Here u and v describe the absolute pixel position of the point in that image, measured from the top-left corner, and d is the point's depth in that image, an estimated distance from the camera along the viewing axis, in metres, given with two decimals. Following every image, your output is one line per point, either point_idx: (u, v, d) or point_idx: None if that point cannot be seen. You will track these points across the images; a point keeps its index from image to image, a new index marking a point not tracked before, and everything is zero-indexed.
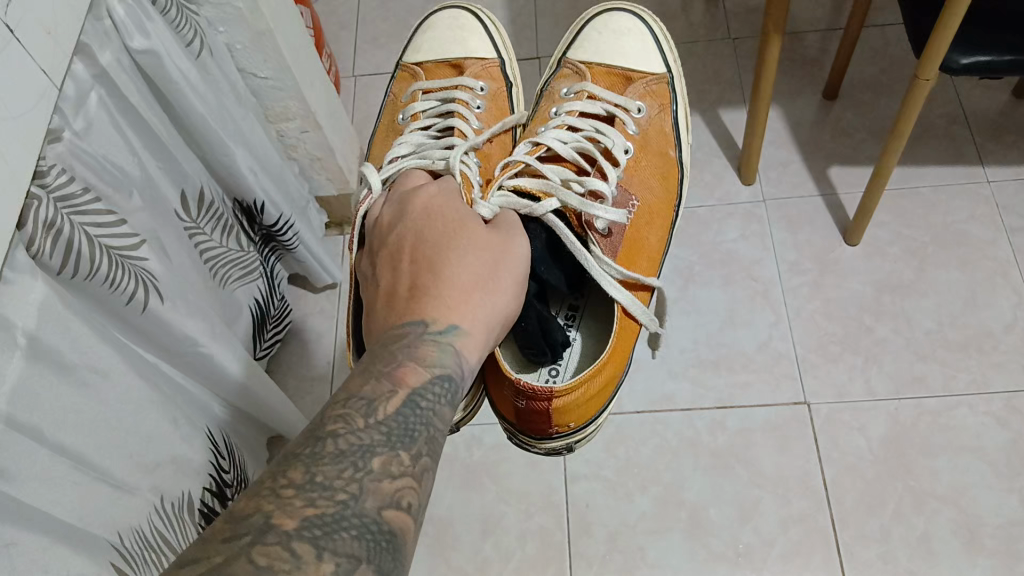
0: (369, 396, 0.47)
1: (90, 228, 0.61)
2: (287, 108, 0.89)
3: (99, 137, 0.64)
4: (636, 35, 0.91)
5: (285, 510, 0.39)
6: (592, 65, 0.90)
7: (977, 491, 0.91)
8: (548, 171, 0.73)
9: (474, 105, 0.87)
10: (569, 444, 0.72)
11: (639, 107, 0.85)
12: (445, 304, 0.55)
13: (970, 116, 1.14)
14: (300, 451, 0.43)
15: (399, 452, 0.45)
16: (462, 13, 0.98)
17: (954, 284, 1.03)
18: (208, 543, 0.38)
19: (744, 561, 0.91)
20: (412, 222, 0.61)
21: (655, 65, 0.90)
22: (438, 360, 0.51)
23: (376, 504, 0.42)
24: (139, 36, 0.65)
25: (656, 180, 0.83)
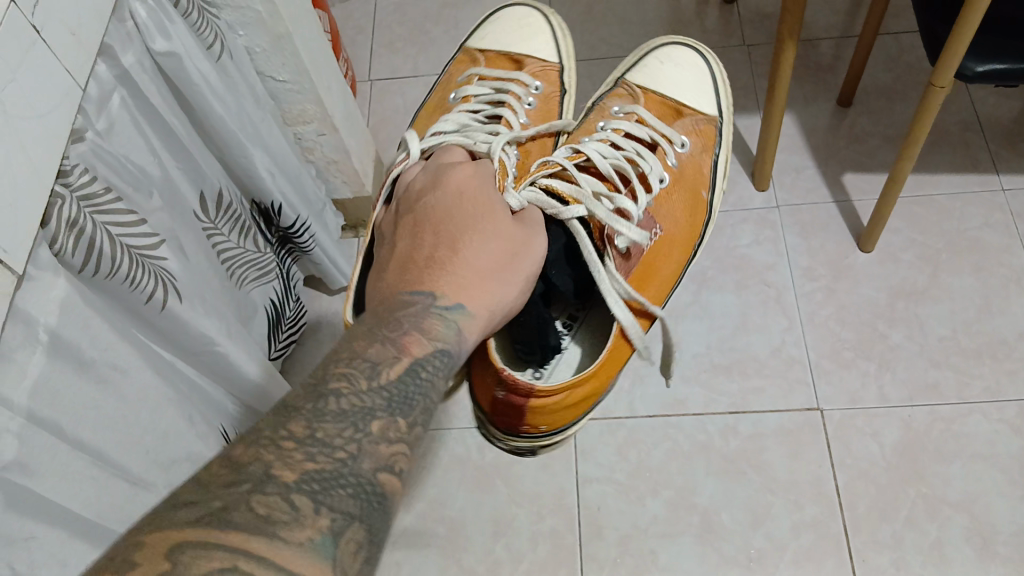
0: (373, 358, 0.46)
1: (112, 228, 0.62)
2: (305, 111, 0.90)
3: (121, 137, 0.65)
4: (694, 69, 0.95)
5: (285, 462, 0.38)
6: (648, 91, 0.92)
7: (991, 498, 0.91)
8: (582, 180, 0.74)
9: (525, 101, 0.89)
10: (534, 446, 0.73)
11: (682, 142, 0.87)
12: (458, 282, 0.54)
13: (985, 123, 1.14)
14: (302, 403, 0.41)
15: (398, 419, 0.43)
16: (537, 13, 1.00)
17: (968, 291, 1.03)
18: (206, 486, 0.36)
19: (756, 566, 0.91)
20: (444, 199, 0.61)
21: (705, 104, 0.93)
22: (442, 334, 0.50)
23: (372, 466, 0.40)
24: (160, 38, 0.67)
25: (682, 214, 0.84)
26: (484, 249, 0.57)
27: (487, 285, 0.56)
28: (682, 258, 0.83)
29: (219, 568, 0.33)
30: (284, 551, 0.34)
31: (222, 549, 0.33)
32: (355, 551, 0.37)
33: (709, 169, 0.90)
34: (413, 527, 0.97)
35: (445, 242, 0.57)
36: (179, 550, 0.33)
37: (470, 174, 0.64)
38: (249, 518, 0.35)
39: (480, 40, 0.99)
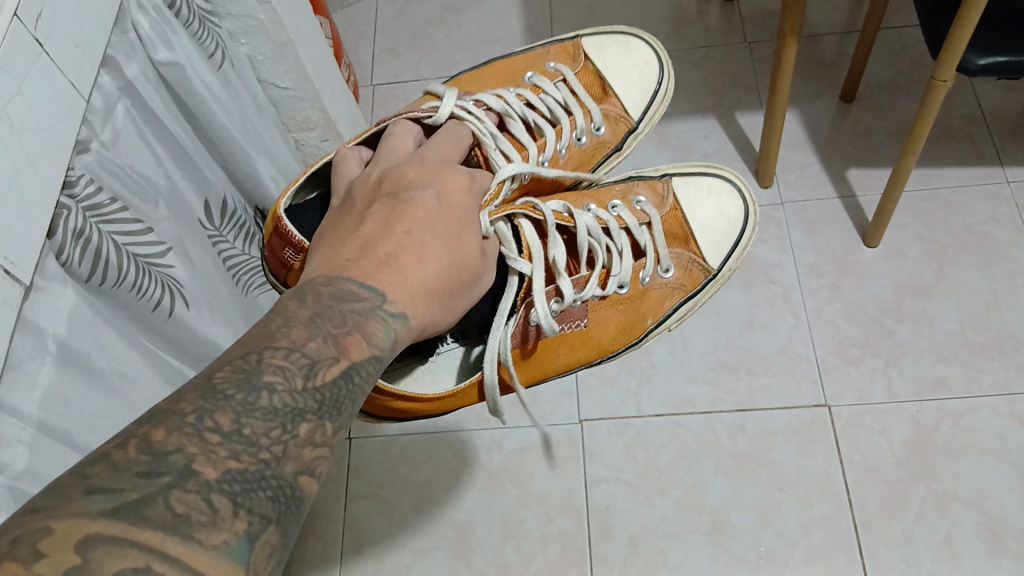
0: (312, 354, 0.42)
1: (118, 237, 0.62)
2: (307, 117, 0.91)
3: (126, 147, 0.65)
4: (726, 227, 0.84)
5: (209, 457, 0.34)
6: (678, 205, 0.84)
7: (1002, 493, 0.91)
8: (557, 246, 0.70)
9: (575, 136, 0.84)
10: None
11: (668, 267, 0.80)
12: (411, 287, 0.51)
13: (990, 117, 1.13)
14: (232, 391, 0.37)
15: (326, 423, 0.40)
16: (658, 61, 0.91)
17: (975, 285, 1.03)
18: (120, 473, 0.32)
19: (766, 564, 0.91)
20: (424, 195, 0.57)
21: (714, 259, 0.83)
22: (380, 341, 0.46)
23: (295, 469, 0.37)
24: (162, 48, 0.67)
25: (612, 324, 0.77)
26: (445, 264, 0.54)
27: (434, 300, 0.52)
28: (591, 359, 0.77)
29: (131, 567, 0.29)
30: (199, 553, 0.31)
31: (129, 546, 0.30)
32: (269, 555, 0.34)
33: (671, 306, 0.81)
34: (422, 530, 0.97)
35: (416, 240, 0.53)
36: (91, 544, 0.29)
37: (460, 187, 0.61)
38: (166, 516, 0.32)
39: (594, 45, 0.91)
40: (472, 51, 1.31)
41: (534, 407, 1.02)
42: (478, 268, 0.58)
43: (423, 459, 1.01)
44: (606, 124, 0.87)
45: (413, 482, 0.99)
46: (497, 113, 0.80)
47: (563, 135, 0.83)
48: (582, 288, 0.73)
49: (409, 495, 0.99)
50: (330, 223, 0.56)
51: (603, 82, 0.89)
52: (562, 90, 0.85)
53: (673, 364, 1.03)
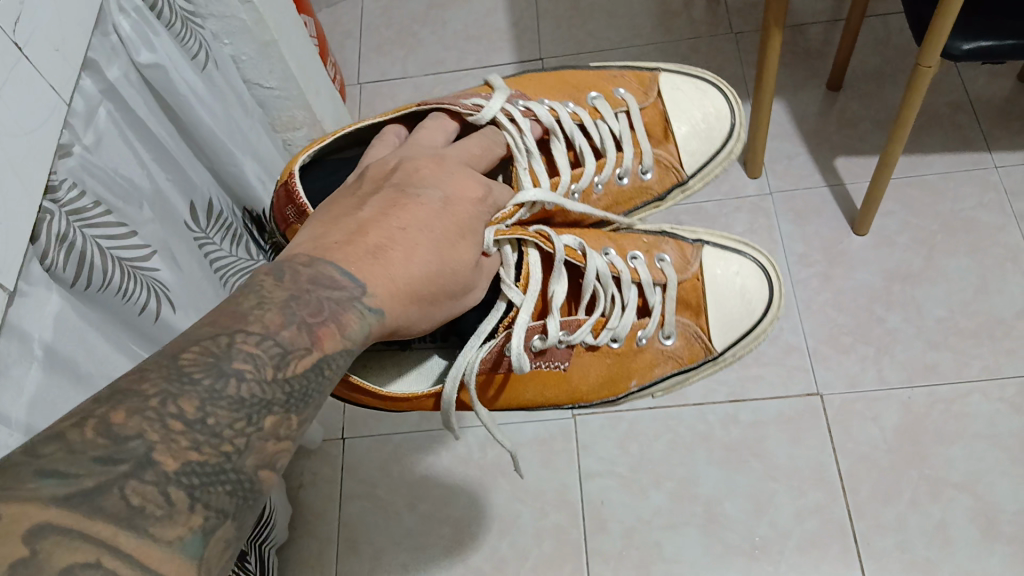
0: (284, 343, 0.41)
1: (102, 241, 0.62)
2: (292, 117, 0.91)
3: (108, 150, 0.64)
4: (744, 310, 0.83)
5: (169, 447, 0.34)
6: (702, 275, 0.82)
7: (994, 478, 0.91)
8: (557, 283, 0.70)
9: (618, 173, 0.82)
10: None
11: (669, 334, 0.79)
12: (395, 277, 0.49)
13: (976, 103, 1.14)
14: (199, 376, 0.37)
15: (291, 416, 0.40)
16: (730, 118, 0.89)
17: (964, 271, 1.03)
18: (76, 456, 0.32)
19: (761, 554, 0.91)
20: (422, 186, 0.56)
21: (721, 339, 0.82)
22: (356, 334, 0.45)
23: (256, 463, 0.37)
24: (145, 50, 0.67)
25: (596, 376, 0.76)
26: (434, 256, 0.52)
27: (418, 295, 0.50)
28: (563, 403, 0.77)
29: (82, 563, 0.29)
30: (152, 548, 0.31)
31: (82, 540, 0.30)
32: (221, 551, 0.34)
33: (659, 373, 0.81)
34: (417, 527, 0.97)
35: (410, 229, 0.52)
36: (41, 534, 0.30)
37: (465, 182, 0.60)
38: (120, 507, 0.31)
39: (667, 84, 0.89)
40: (458, 48, 1.31)
41: None
42: (470, 270, 0.56)
43: (417, 456, 1.00)
44: (653, 171, 0.85)
45: (407, 480, 0.99)
46: (544, 128, 0.77)
47: (603, 171, 0.81)
48: (573, 331, 0.71)
49: (404, 493, 0.99)
50: (327, 205, 0.55)
51: (665, 126, 0.87)
52: (621, 122, 0.83)
53: None
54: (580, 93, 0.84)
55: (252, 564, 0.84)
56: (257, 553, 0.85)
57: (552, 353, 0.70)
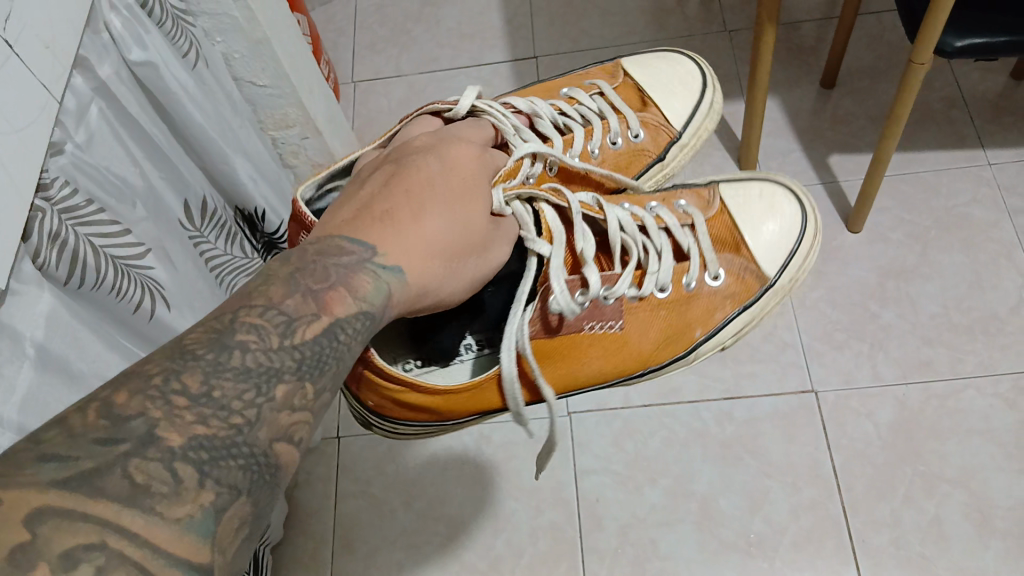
0: (290, 312, 0.41)
1: (95, 239, 0.62)
2: (286, 115, 0.90)
3: (100, 148, 0.64)
4: (785, 227, 0.77)
5: (173, 422, 0.34)
6: (727, 211, 0.78)
7: (988, 474, 0.91)
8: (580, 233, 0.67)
9: (608, 138, 0.83)
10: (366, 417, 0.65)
11: (716, 274, 0.74)
12: (403, 245, 0.50)
13: (969, 99, 1.14)
14: (201, 353, 0.37)
15: (306, 384, 0.40)
16: (703, 76, 0.91)
17: (958, 267, 1.03)
18: (74, 438, 0.32)
19: (756, 550, 0.91)
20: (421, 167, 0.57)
21: (772, 265, 0.76)
22: (370, 296, 0.46)
23: (268, 436, 0.37)
24: (136, 48, 0.67)
25: (656, 334, 0.71)
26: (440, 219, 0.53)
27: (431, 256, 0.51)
28: (628, 374, 0.71)
29: (83, 545, 0.29)
30: (157, 527, 0.31)
31: (83, 522, 0.30)
32: (236, 528, 0.34)
33: (723, 318, 0.75)
34: (412, 526, 0.97)
35: (407, 201, 0.53)
36: (39, 519, 0.29)
37: (461, 160, 0.61)
38: (122, 486, 0.31)
39: (634, 64, 0.92)
40: (451, 46, 1.31)
41: None
42: (480, 232, 0.57)
43: (412, 454, 1.00)
44: (645, 131, 0.85)
45: (403, 478, 0.99)
46: (527, 116, 0.81)
47: (592, 137, 0.82)
48: (612, 284, 0.68)
49: (399, 492, 0.99)
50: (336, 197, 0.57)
51: (641, 96, 0.89)
52: (597, 101, 0.85)
53: None
54: (556, 95, 0.88)
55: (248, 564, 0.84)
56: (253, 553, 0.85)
57: (600, 305, 0.67)
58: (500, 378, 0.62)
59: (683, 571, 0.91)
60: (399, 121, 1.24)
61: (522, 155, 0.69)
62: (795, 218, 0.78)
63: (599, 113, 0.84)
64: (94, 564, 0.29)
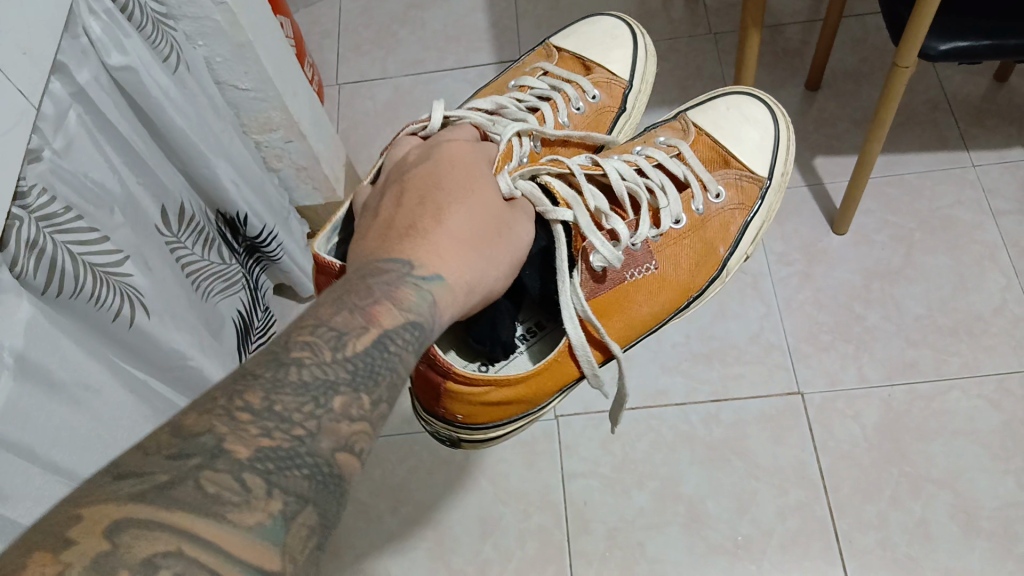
0: (339, 328, 0.41)
1: (74, 247, 0.61)
2: (269, 119, 0.89)
3: (80, 154, 0.64)
4: (760, 131, 0.82)
5: (238, 437, 0.33)
6: (704, 131, 0.81)
7: (974, 475, 0.92)
8: (587, 189, 0.67)
9: (572, 106, 0.84)
10: (453, 433, 0.66)
11: (718, 192, 0.76)
12: (438, 255, 0.49)
13: (953, 102, 1.14)
14: (259, 370, 0.37)
15: (363, 394, 0.39)
16: (627, 25, 0.92)
17: (942, 269, 1.04)
18: (147, 457, 0.31)
19: (743, 553, 0.91)
20: (435, 173, 0.57)
21: (763, 163, 0.80)
22: (415, 305, 0.46)
23: (331, 447, 0.36)
24: (116, 52, 0.66)
25: (686, 262, 0.73)
26: (467, 216, 0.53)
27: (471, 255, 0.51)
28: (673, 303, 0.73)
29: (161, 552, 0.28)
30: (230, 537, 0.30)
31: (161, 531, 0.29)
32: (308, 540, 0.32)
33: (737, 229, 0.78)
34: (399, 531, 0.96)
35: (429, 207, 0.53)
36: (118, 529, 0.28)
37: (466, 152, 0.62)
38: (195, 497, 0.30)
39: (564, 39, 0.93)
40: (437, 48, 1.30)
41: None
42: (505, 221, 0.56)
43: (397, 459, 1.00)
44: (601, 90, 0.86)
45: (389, 483, 0.99)
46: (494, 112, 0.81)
47: (560, 113, 0.82)
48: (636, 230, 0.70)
49: (385, 496, 0.98)
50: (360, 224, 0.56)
51: (582, 63, 0.90)
52: (547, 81, 0.86)
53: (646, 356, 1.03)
54: (507, 90, 0.88)
55: None
56: None
57: (630, 248, 0.68)
58: (571, 345, 0.63)
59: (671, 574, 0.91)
60: (384, 124, 1.23)
61: (507, 137, 0.71)
62: (765, 120, 0.83)
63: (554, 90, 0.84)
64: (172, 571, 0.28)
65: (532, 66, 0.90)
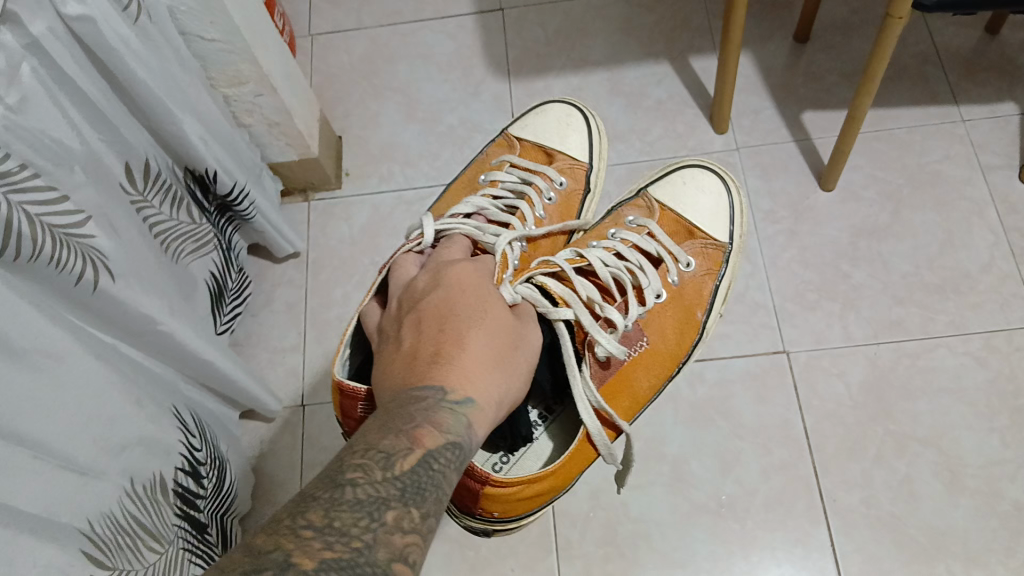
0: (386, 450, 0.46)
1: (31, 207, 0.58)
2: (238, 72, 0.85)
3: (36, 110, 0.60)
4: (717, 198, 0.88)
5: (304, 550, 0.38)
6: (665, 207, 0.87)
7: (958, 432, 0.92)
8: (579, 283, 0.72)
9: (545, 198, 0.86)
10: (487, 528, 0.69)
11: (688, 262, 0.83)
12: (465, 374, 0.53)
13: (943, 54, 1.12)
14: (319, 493, 0.42)
15: (410, 508, 0.43)
16: (578, 112, 0.94)
17: (930, 226, 1.02)
18: (225, 573, 0.37)
19: (727, 512, 0.90)
20: (448, 290, 0.61)
21: (722, 229, 0.87)
22: (453, 427, 0.49)
23: (387, 556, 0.40)
24: (73, 1, 0.61)
25: (672, 332, 0.80)
26: (488, 335, 0.57)
27: (496, 369, 0.54)
28: (664, 371, 0.80)
29: None
30: None
31: None
32: None
33: (710, 290, 0.84)
34: None
35: (446, 326, 0.57)
36: None
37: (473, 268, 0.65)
38: None
39: (521, 128, 0.94)
40: None
41: None
42: (518, 331, 0.59)
43: None
44: (566, 178, 0.89)
45: None
46: (476, 214, 0.82)
47: (538, 208, 0.85)
48: (625, 311, 0.75)
49: None
50: (382, 348, 0.60)
51: (542, 150, 0.92)
52: (515, 173, 0.88)
53: None
54: (477, 185, 0.89)
55: (215, 539, 0.80)
56: (218, 525, 0.81)
57: (624, 333, 0.74)
58: (588, 434, 0.68)
59: (655, 534, 0.90)
60: (360, 78, 1.19)
61: (502, 247, 0.72)
62: (719, 187, 0.89)
63: (526, 184, 0.86)
64: None
65: (495, 159, 0.91)
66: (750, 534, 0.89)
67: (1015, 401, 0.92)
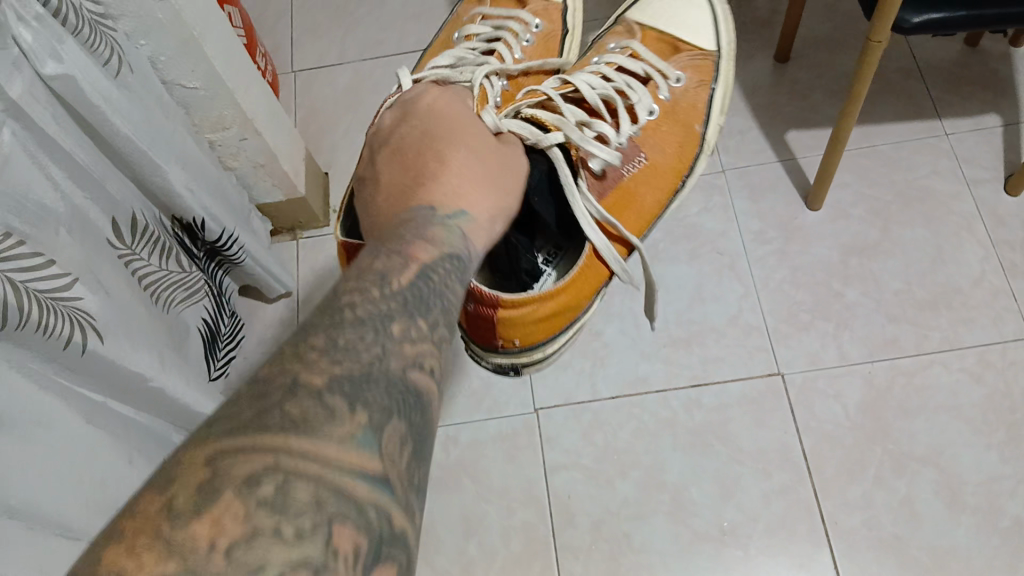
0: (384, 269, 0.45)
1: (15, 274, 0.57)
2: (222, 116, 0.84)
3: (16, 174, 0.59)
4: (705, 9, 0.91)
5: (315, 368, 0.35)
6: (648, 28, 0.91)
7: (957, 449, 0.92)
8: (565, 109, 0.72)
9: (521, 42, 0.87)
10: (515, 364, 0.71)
11: (677, 77, 0.85)
12: (461, 198, 0.56)
13: (925, 69, 1.12)
14: (319, 320, 0.39)
15: (418, 319, 0.43)
16: None
17: (919, 241, 1.03)
18: (233, 402, 0.33)
19: (730, 539, 0.90)
20: (422, 123, 0.63)
21: (704, 39, 0.89)
22: (448, 241, 0.51)
23: (402, 365, 0.39)
24: (52, 61, 0.61)
25: (673, 148, 0.82)
26: (473, 162, 0.59)
27: (492, 190, 0.59)
28: (672, 185, 0.82)
29: (259, 476, 0.30)
30: (329, 447, 0.32)
31: (262, 454, 0.31)
32: (399, 445, 0.35)
33: (705, 100, 0.86)
34: None
35: (434, 159, 0.59)
36: (217, 459, 0.30)
37: (441, 101, 0.65)
38: (285, 421, 0.32)
39: None
40: (396, 28, 1.25)
41: (489, 398, 0.99)
42: (497, 158, 0.62)
43: None
44: (540, 21, 0.90)
45: None
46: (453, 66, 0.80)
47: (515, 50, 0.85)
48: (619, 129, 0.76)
49: None
50: (365, 190, 0.61)
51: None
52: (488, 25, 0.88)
53: (625, 343, 1.01)
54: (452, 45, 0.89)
55: None
56: None
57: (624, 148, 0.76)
58: (595, 250, 0.68)
59: (658, 564, 0.90)
60: (345, 110, 1.19)
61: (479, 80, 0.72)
62: (703, 2, 0.92)
63: (500, 31, 0.86)
64: (273, 486, 0.30)
65: (468, 14, 0.92)
66: (754, 560, 0.89)
67: (1012, 416, 0.93)
